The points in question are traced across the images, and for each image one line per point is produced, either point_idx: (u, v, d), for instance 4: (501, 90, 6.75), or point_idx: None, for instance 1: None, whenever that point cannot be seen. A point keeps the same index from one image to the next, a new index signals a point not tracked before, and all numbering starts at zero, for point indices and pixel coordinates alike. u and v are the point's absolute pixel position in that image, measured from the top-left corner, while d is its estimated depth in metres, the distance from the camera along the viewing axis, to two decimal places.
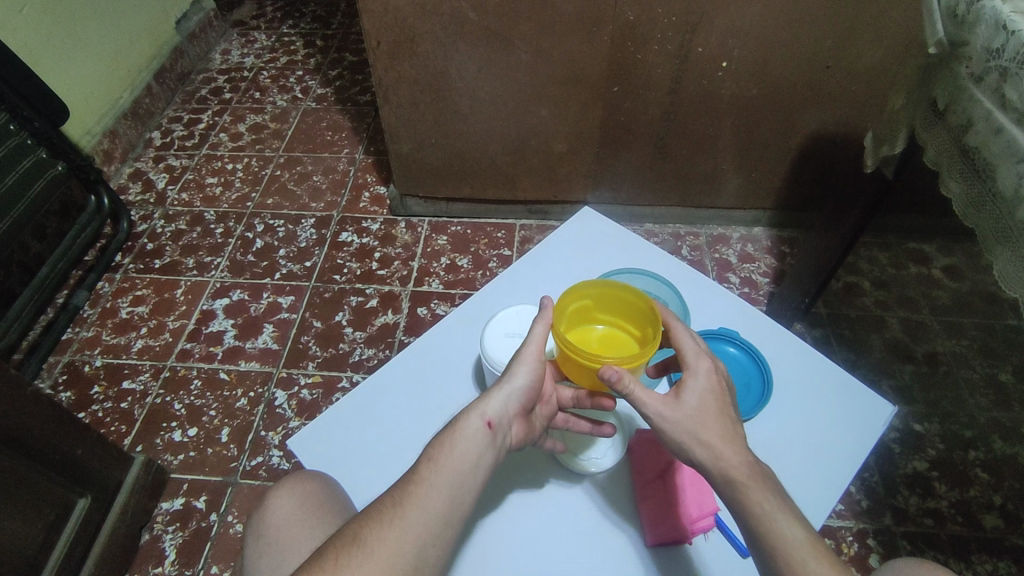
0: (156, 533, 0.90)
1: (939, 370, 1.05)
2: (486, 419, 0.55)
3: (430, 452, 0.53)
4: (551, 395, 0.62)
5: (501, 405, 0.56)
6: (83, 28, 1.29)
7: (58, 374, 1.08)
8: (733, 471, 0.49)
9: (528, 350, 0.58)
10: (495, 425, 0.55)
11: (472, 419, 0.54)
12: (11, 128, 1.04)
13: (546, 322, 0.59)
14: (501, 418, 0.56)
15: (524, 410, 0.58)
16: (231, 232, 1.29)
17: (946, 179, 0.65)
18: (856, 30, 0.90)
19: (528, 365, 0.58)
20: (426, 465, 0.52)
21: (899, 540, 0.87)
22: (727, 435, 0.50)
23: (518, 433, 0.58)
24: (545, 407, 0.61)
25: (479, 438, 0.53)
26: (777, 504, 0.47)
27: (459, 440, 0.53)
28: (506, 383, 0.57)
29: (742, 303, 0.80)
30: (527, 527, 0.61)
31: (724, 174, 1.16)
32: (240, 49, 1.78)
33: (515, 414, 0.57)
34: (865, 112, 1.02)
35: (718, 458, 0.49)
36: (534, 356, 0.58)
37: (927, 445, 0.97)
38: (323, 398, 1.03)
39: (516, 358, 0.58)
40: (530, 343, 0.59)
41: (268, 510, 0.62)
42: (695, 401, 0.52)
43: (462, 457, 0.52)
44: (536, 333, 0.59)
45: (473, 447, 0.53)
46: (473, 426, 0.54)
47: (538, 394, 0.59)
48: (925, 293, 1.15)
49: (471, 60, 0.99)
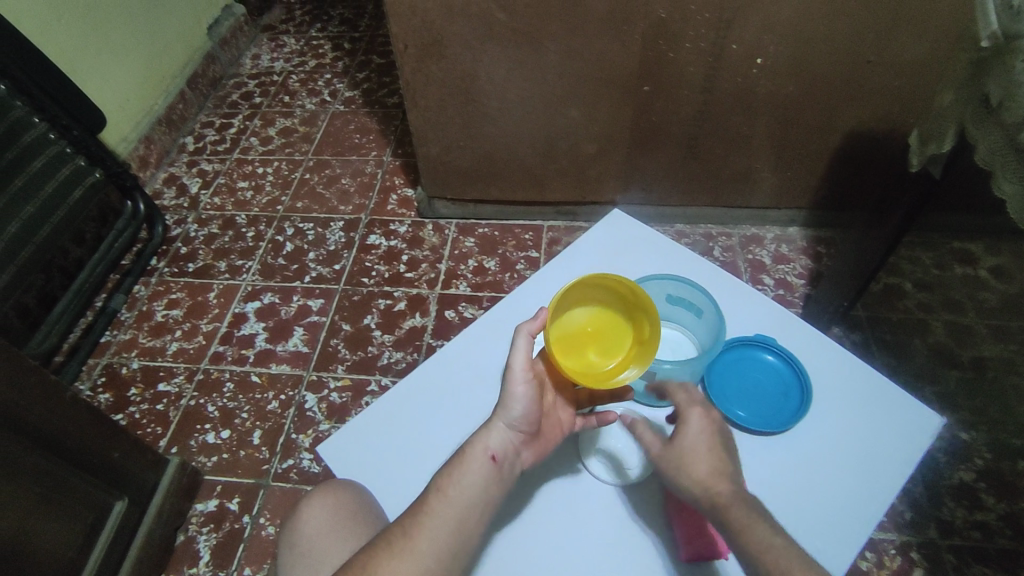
0: (190, 534, 0.92)
1: (986, 377, 1.01)
2: (489, 452, 0.55)
3: (438, 483, 0.54)
4: (557, 403, 0.62)
5: (503, 437, 0.56)
6: (118, 37, 1.32)
7: (96, 376, 1.10)
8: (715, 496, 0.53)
9: (516, 375, 0.57)
10: (500, 457, 0.55)
11: (475, 454, 0.55)
12: (51, 137, 1.08)
13: (525, 337, 0.59)
14: (505, 448, 0.56)
15: (528, 435, 0.58)
16: (262, 236, 1.31)
17: (999, 180, 0.62)
18: (900, 22, 0.86)
19: (523, 391, 0.57)
20: (435, 496, 0.53)
21: (944, 554, 0.84)
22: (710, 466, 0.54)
23: (527, 456, 0.58)
24: (552, 418, 0.61)
25: (484, 473, 0.54)
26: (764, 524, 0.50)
27: (465, 474, 0.54)
28: (505, 411, 0.57)
29: (780, 309, 0.77)
30: (551, 529, 0.61)
31: (758, 173, 1.13)
32: (270, 53, 1.80)
33: (519, 439, 0.57)
34: (908, 108, 0.98)
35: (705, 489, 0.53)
36: (525, 377, 0.57)
37: (974, 455, 0.93)
38: (353, 402, 1.03)
39: (507, 382, 0.57)
40: (516, 365, 0.58)
41: (302, 519, 0.62)
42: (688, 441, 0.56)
43: (469, 492, 0.53)
44: (519, 349, 0.58)
45: (479, 482, 0.54)
46: (478, 460, 0.54)
47: (540, 415, 0.58)
48: (971, 295, 1.11)
49: (500, 62, 0.98)
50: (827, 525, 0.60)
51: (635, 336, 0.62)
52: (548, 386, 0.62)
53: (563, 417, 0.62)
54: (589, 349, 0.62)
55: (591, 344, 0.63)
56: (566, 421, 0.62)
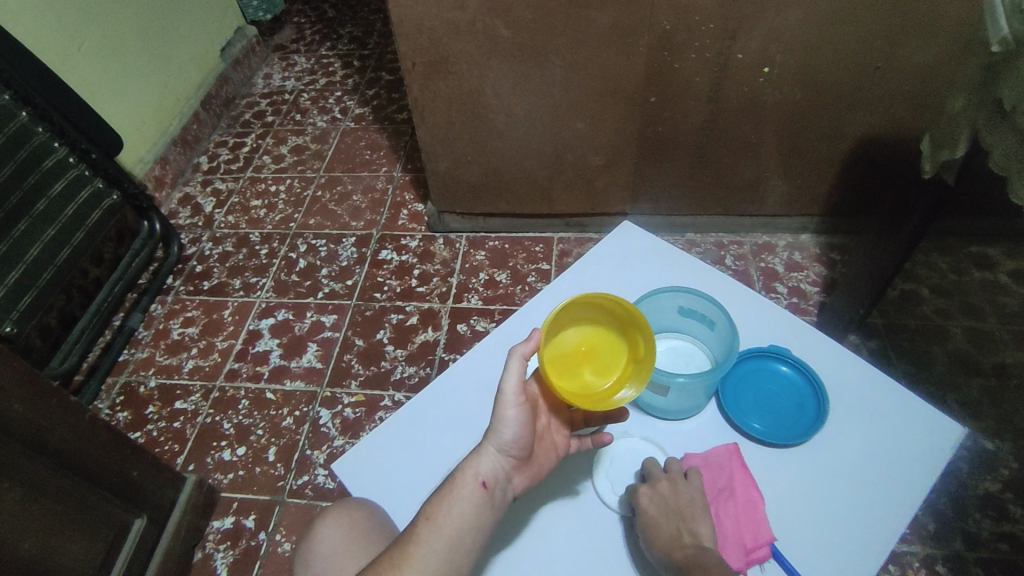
0: (208, 552, 0.92)
1: (1009, 383, 0.99)
2: (480, 479, 0.55)
3: (428, 511, 0.55)
4: (551, 425, 0.62)
5: (493, 463, 0.56)
6: (135, 61, 1.35)
7: (115, 395, 1.12)
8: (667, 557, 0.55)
9: (507, 399, 0.56)
10: (490, 483, 0.55)
11: (466, 480, 0.55)
12: (71, 160, 1.10)
13: (519, 359, 0.58)
14: (496, 474, 0.56)
15: (518, 461, 0.57)
16: (276, 253, 1.32)
17: (1015, 185, 0.61)
18: (909, 27, 0.86)
19: (513, 415, 0.56)
20: (425, 524, 0.54)
21: (971, 566, 0.82)
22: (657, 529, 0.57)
23: (519, 480, 0.58)
24: (546, 441, 0.61)
25: (474, 499, 0.55)
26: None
27: (456, 501, 0.55)
28: (496, 435, 0.56)
29: (794, 318, 0.77)
30: (563, 536, 0.62)
31: (769, 180, 1.12)
32: (281, 73, 1.83)
33: (511, 463, 0.57)
34: (920, 113, 0.97)
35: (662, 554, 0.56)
36: (517, 401, 0.56)
37: (1000, 464, 0.91)
38: (366, 417, 1.04)
39: (499, 406, 0.57)
40: (507, 389, 0.57)
41: (316, 540, 0.62)
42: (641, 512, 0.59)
43: (459, 519, 0.54)
44: (512, 372, 0.57)
45: (468, 509, 0.54)
46: (468, 487, 0.55)
47: (532, 439, 0.58)
48: (992, 300, 1.09)
49: (507, 77, 0.99)
50: (846, 541, 0.59)
51: (631, 353, 0.62)
52: (542, 408, 0.61)
53: (556, 438, 0.62)
54: (584, 369, 0.62)
55: (587, 363, 0.62)
56: (560, 442, 0.62)
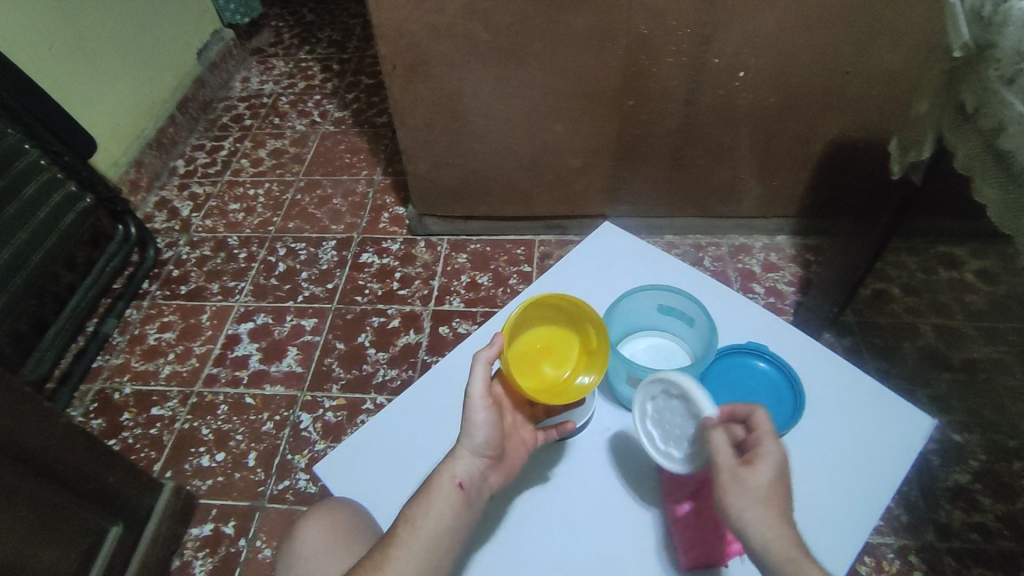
0: (186, 559, 0.90)
1: (977, 378, 1.02)
2: (456, 480, 0.56)
3: (407, 514, 0.56)
4: (518, 422, 0.63)
5: (468, 464, 0.57)
6: (108, 63, 1.33)
7: (89, 402, 1.09)
8: (785, 543, 0.48)
9: (475, 404, 0.57)
10: (467, 484, 0.56)
11: (442, 482, 0.56)
12: (43, 163, 1.08)
13: (483, 365, 0.58)
14: (471, 475, 0.57)
15: (491, 460, 0.58)
16: (254, 257, 1.31)
17: (979, 184, 0.63)
18: (877, 34, 0.89)
19: (483, 417, 0.57)
20: (404, 528, 0.55)
21: (943, 557, 0.84)
22: (784, 511, 0.50)
23: (495, 479, 0.59)
24: (516, 438, 0.62)
25: (451, 501, 0.55)
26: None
27: (433, 503, 0.55)
28: (468, 438, 0.57)
29: (769, 316, 0.78)
30: (545, 525, 0.62)
31: (745, 183, 1.14)
32: (259, 76, 1.82)
33: (485, 463, 0.58)
34: (888, 116, 1.00)
35: (775, 535, 0.48)
36: (485, 405, 0.58)
37: (969, 456, 0.93)
38: (348, 420, 1.03)
39: (467, 411, 0.58)
40: (474, 394, 0.58)
41: (300, 539, 0.63)
42: (775, 479, 0.51)
43: (437, 521, 0.55)
44: (477, 376, 0.58)
45: (446, 511, 0.55)
46: (444, 489, 0.56)
47: (502, 438, 0.59)
48: (959, 298, 1.12)
49: (487, 80, 0.99)
50: (826, 529, 0.61)
51: (583, 345, 0.65)
52: (506, 407, 0.62)
53: (526, 434, 0.63)
54: (542, 364, 0.64)
55: (543, 357, 0.65)
56: (528, 438, 0.63)
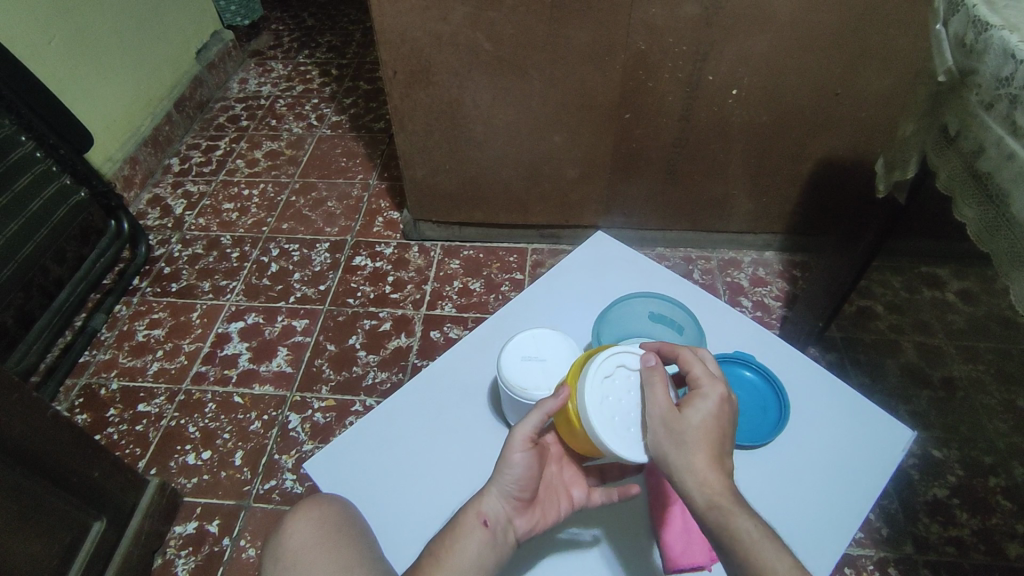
0: (168, 558, 0.89)
1: (956, 396, 1.05)
2: (481, 517, 0.53)
3: (433, 547, 0.53)
4: (567, 478, 0.61)
5: (497, 502, 0.54)
6: (107, 59, 1.34)
7: (74, 397, 1.08)
8: (710, 486, 0.47)
9: (515, 443, 0.56)
10: (491, 522, 0.53)
11: (468, 518, 0.53)
12: (37, 155, 1.08)
13: (541, 413, 0.57)
14: (499, 514, 0.54)
15: (523, 503, 0.56)
16: (247, 257, 1.31)
17: (959, 204, 0.65)
18: (866, 57, 0.92)
19: (519, 455, 0.55)
20: (430, 562, 0.52)
21: (921, 568, 0.86)
22: (715, 453, 0.48)
23: (524, 525, 0.56)
24: (557, 492, 0.60)
25: (476, 537, 0.52)
26: (765, 533, 0.45)
27: (457, 540, 0.52)
28: (499, 476, 0.55)
29: (758, 327, 0.79)
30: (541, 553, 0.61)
31: (735, 199, 1.17)
32: (257, 78, 1.82)
33: (514, 505, 0.55)
34: (874, 138, 1.03)
35: (702, 481, 0.47)
36: (525, 446, 0.56)
37: (947, 471, 0.95)
38: (337, 421, 1.03)
39: (505, 451, 0.56)
40: (518, 435, 0.56)
41: (285, 535, 0.60)
42: (705, 414, 0.49)
43: (462, 557, 0.51)
44: (532, 424, 0.56)
45: (471, 549, 0.52)
46: (470, 525, 0.53)
47: (536, 482, 0.56)
48: (939, 317, 1.16)
49: (486, 89, 1.01)
50: (804, 538, 0.62)
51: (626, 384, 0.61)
52: (553, 456, 0.61)
53: (568, 488, 0.61)
54: None
55: None
56: (574, 492, 0.61)
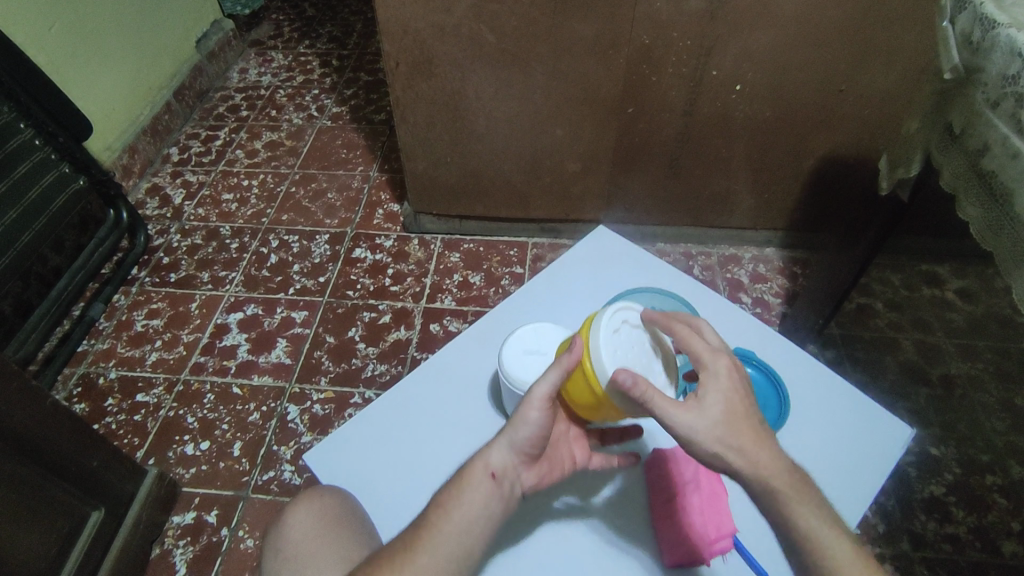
0: (167, 547, 0.90)
1: (954, 394, 1.05)
2: (489, 470, 0.54)
3: (440, 498, 0.53)
4: (569, 435, 0.62)
5: (505, 454, 0.55)
6: (107, 47, 1.33)
7: (72, 386, 1.08)
8: (765, 471, 0.45)
9: (533, 402, 0.55)
10: (499, 475, 0.54)
11: (476, 471, 0.54)
12: (37, 143, 1.08)
13: (559, 369, 0.55)
14: (506, 467, 0.54)
15: (530, 457, 0.56)
16: (246, 247, 1.31)
17: (962, 202, 0.65)
18: (871, 54, 0.91)
19: (536, 412, 0.55)
20: (436, 512, 0.52)
21: (916, 565, 0.86)
22: (758, 436, 0.47)
23: (528, 477, 0.57)
24: (561, 450, 0.61)
25: (484, 489, 0.53)
26: (819, 505, 0.45)
27: (465, 492, 0.53)
28: (511, 430, 0.55)
29: (759, 323, 0.79)
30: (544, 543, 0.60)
31: (736, 195, 1.17)
32: (257, 68, 1.81)
33: (522, 459, 0.55)
34: (876, 136, 1.03)
35: (751, 464, 0.45)
36: (543, 405, 0.55)
37: (944, 469, 0.96)
38: (335, 414, 1.03)
39: (522, 407, 0.55)
40: (537, 393, 0.55)
41: (286, 525, 0.61)
42: (730, 392, 0.48)
43: (468, 508, 0.52)
44: (548, 380, 0.54)
45: (478, 500, 0.52)
46: (477, 477, 0.53)
47: (546, 440, 0.57)
48: (938, 315, 1.16)
49: (488, 81, 1.00)
50: None
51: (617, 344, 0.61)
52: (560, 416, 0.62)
53: (570, 448, 0.62)
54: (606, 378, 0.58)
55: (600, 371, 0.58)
56: (575, 452, 0.62)
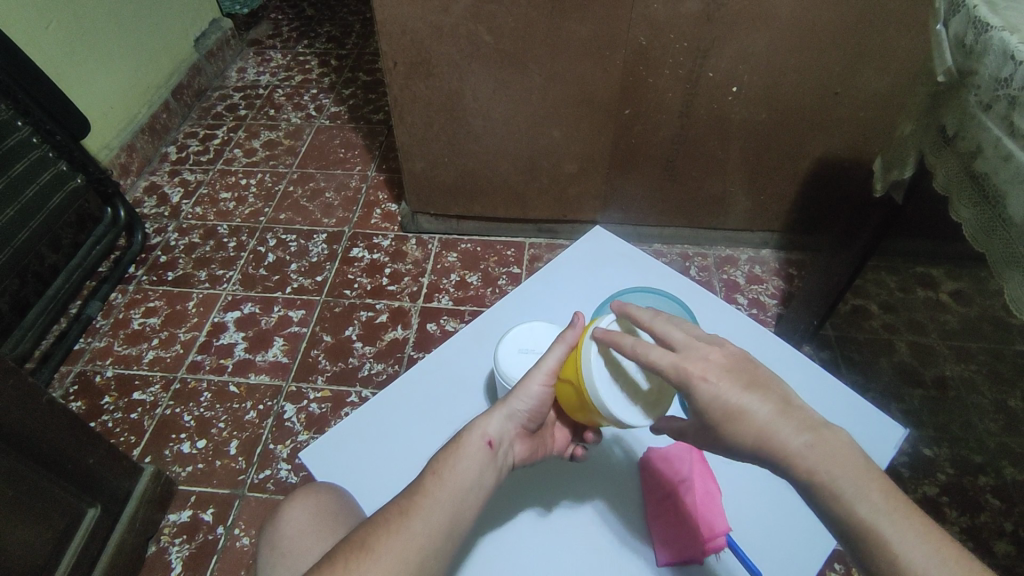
0: (162, 545, 0.90)
1: (947, 395, 1.06)
2: (486, 438, 0.55)
3: (435, 466, 0.53)
4: (557, 416, 0.63)
5: (501, 424, 0.56)
6: (105, 45, 1.33)
7: (69, 383, 1.08)
8: (798, 458, 0.42)
9: (538, 375, 0.57)
10: (495, 444, 0.55)
11: (473, 439, 0.55)
12: (34, 141, 1.08)
13: (564, 343, 0.57)
14: (502, 437, 0.56)
15: (524, 432, 0.58)
16: (244, 246, 1.31)
17: (957, 205, 0.65)
18: (865, 57, 0.92)
19: (536, 387, 0.57)
20: (430, 479, 0.52)
21: None
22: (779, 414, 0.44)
23: (520, 450, 0.58)
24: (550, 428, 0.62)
25: (480, 456, 0.53)
26: (860, 470, 0.42)
27: (461, 459, 0.53)
28: (511, 401, 0.57)
29: (754, 325, 0.79)
30: (535, 533, 0.61)
31: (732, 196, 1.17)
32: (255, 67, 1.82)
33: (518, 431, 0.57)
34: (871, 138, 1.04)
35: (775, 448, 0.43)
36: (546, 380, 0.58)
37: (937, 470, 0.96)
38: (332, 412, 1.03)
39: (525, 378, 0.58)
40: (543, 368, 0.57)
41: (281, 521, 0.61)
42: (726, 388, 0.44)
43: (464, 475, 0.52)
44: (553, 354, 0.57)
45: (474, 466, 0.53)
46: (474, 444, 0.54)
47: (543, 415, 0.59)
48: (933, 317, 1.16)
49: (485, 82, 1.01)
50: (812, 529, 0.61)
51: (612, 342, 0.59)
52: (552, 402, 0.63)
53: (555, 429, 0.63)
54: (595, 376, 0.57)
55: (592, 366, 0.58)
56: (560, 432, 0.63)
